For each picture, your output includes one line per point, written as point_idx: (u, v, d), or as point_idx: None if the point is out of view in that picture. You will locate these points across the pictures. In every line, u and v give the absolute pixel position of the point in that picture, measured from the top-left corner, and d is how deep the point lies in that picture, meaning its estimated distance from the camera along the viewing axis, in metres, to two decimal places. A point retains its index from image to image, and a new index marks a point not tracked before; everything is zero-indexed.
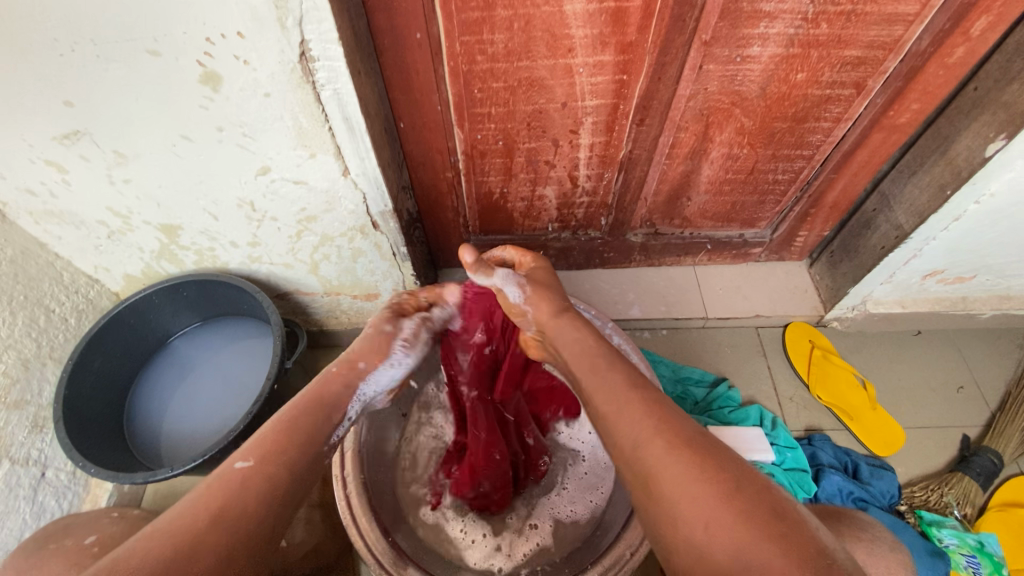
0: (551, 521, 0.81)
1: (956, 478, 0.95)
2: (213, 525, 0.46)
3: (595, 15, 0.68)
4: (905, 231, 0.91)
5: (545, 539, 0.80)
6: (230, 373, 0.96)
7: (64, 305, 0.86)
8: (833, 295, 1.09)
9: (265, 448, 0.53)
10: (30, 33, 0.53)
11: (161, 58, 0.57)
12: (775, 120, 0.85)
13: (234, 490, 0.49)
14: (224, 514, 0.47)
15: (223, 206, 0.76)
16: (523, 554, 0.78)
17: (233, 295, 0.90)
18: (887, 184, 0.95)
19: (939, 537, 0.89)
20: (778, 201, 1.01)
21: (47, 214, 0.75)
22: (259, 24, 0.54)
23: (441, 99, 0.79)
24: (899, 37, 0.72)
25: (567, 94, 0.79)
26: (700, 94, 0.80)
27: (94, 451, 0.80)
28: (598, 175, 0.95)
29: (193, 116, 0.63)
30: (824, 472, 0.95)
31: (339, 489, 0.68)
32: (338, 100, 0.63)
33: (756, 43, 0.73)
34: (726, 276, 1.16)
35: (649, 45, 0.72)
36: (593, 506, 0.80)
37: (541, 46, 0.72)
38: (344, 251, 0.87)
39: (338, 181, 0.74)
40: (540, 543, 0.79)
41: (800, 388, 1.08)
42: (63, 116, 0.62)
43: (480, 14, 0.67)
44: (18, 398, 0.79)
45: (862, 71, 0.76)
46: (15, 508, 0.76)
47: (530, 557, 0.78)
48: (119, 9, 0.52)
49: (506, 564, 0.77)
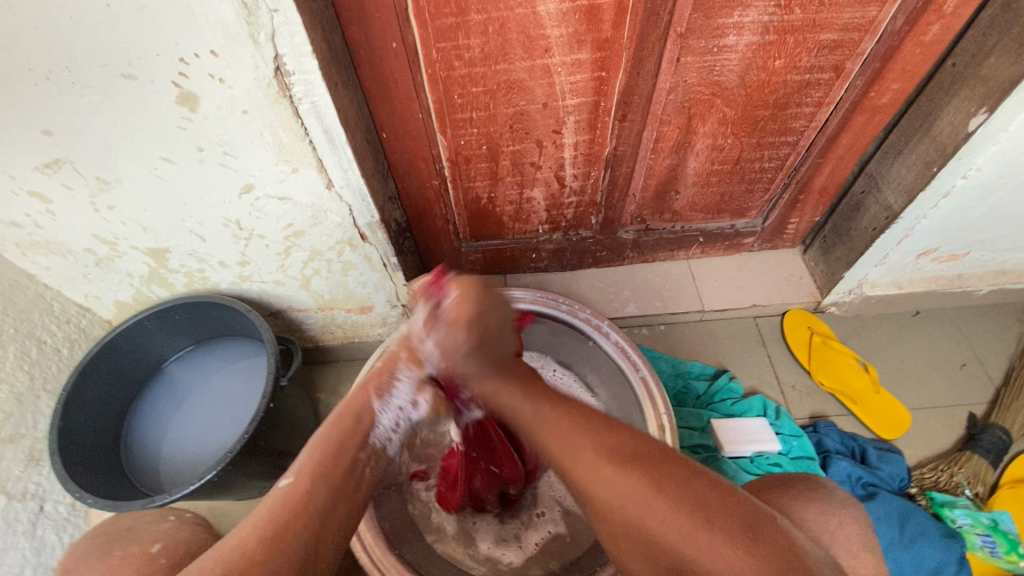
0: (559, 510, 0.85)
1: (966, 457, 0.95)
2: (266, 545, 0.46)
3: (569, 13, 0.68)
4: (895, 212, 0.90)
5: (555, 527, 0.83)
6: (226, 394, 0.95)
7: (56, 335, 0.86)
8: (829, 280, 1.09)
9: (308, 466, 0.52)
10: (3, 64, 0.53)
11: (136, 82, 0.57)
12: (757, 108, 0.85)
13: (281, 509, 0.48)
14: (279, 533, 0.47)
15: (209, 226, 0.76)
16: (535, 544, 0.82)
17: (225, 315, 0.90)
18: (874, 165, 0.95)
19: (952, 518, 0.88)
20: (767, 188, 1.01)
21: (34, 245, 0.75)
22: (231, 41, 0.54)
23: (422, 107, 0.79)
24: (874, 17, 0.72)
25: (548, 94, 0.79)
26: (680, 86, 0.80)
27: (91, 480, 0.79)
28: (584, 174, 0.95)
29: (172, 138, 0.63)
30: (832, 459, 0.94)
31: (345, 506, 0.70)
32: (316, 113, 0.63)
33: (731, 32, 0.73)
34: (721, 267, 1.16)
35: (625, 40, 0.72)
36: None
37: (518, 48, 0.72)
38: (335, 264, 0.87)
39: (323, 195, 0.74)
40: (551, 533, 0.82)
41: (802, 376, 1.07)
42: (42, 145, 0.62)
43: (454, 19, 0.68)
44: (12, 432, 0.78)
45: (839, 54, 0.77)
46: (13, 545, 0.75)
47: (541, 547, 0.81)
48: (89, 34, 0.52)
49: (519, 556, 0.81)
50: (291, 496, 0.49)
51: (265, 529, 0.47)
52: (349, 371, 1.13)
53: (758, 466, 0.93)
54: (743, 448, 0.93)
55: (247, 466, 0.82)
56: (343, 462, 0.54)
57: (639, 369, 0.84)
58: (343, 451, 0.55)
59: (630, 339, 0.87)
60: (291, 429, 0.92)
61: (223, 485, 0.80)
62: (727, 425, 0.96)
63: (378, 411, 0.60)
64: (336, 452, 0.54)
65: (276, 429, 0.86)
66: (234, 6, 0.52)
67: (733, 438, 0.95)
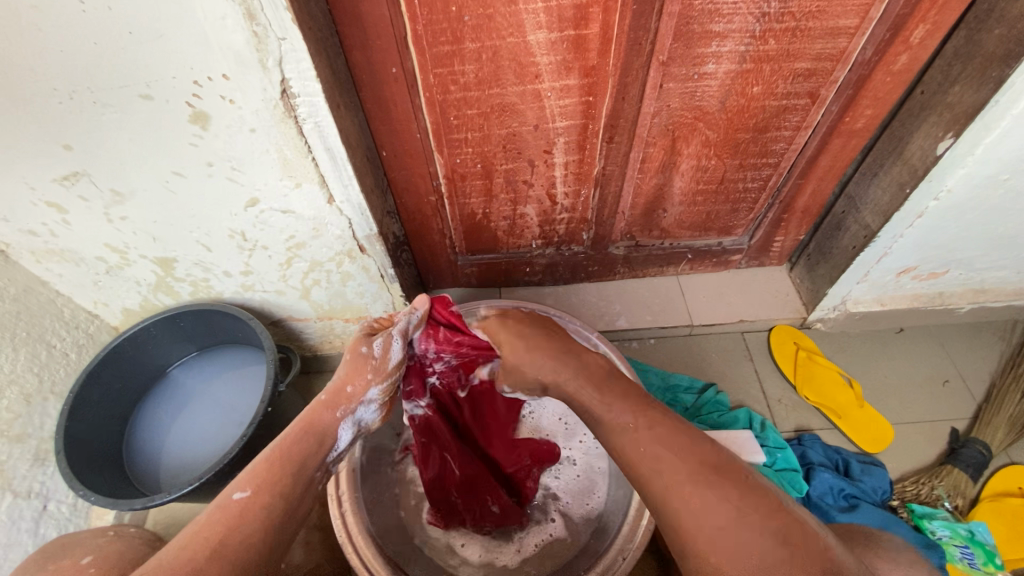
0: (557, 514, 0.86)
1: (946, 471, 0.96)
2: (212, 558, 0.50)
3: (557, 43, 0.73)
4: (873, 231, 0.94)
5: (556, 529, 0.84)
6: (228, 401, 0.98)
7: (65, 340, 0.89)
8: (813, 297, 1.12)
9: (262, 481, 0.56)
10: (33, 84, 0.58)
11: (153, 102, 0.61)
12: (738, 131, 0.89)
13: (231, 519, 0.53)
14: (221, 546, 0.51)
15: (215, 237, 0.80)
16: (534, 545, 0.84)
17: (228, 323, 0.93)
18: (853, 187, 0.99)
19: (932, 529, 0.90)
20: (751, 208, 1.05)
21: (49, 252, 0.79)
22: (242, 66, 0.59)
23: (420, 127, 0.84)
24: (844, 48, 0.76)
25: (539, 117, 0.84)
26: (663, 110, 0.85)
27: (94, 479, 0.82)
28: (574, 192, 0.99)
29: (184, 153, 0.68)
30: (815, 470, 0.96)
31: (334, 507, 0.71)
32: (320, 133, 0.68)
33: (711, 61, 0.78)
34: (709, 283, 1.19)
35: (610, 68, 0.77)
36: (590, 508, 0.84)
37: (510, 74, 0.77)
38: (334, 275, 0.90)
39: (324, 208, 0.78)
40: (552, 535, 0.84)
41: (788, 389, 1.10)
42: (63, 158, 0.66)
43: (450, 47, 0.72)
44: (20, 432, 0.81)
45: (814, 81, 0.81)
46: (16, 541, 0.77)
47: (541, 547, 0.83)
48: (112, 59, 0.57)
49: (517, 557, 0.82)
50: (237, 513, 0.53)
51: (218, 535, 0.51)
52: None
53: None
54: None
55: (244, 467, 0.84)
56: (297, 476, 0.59)
57: None
58: (302, 467, 0.60)
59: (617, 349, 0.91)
60: None
61: (220, 487, 0.83)
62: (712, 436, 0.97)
63: (342, 424, 0.66)
64: (293, 468, 0.59)
65: (273, 434, 0.88)
66: (246, 35, 0.56)
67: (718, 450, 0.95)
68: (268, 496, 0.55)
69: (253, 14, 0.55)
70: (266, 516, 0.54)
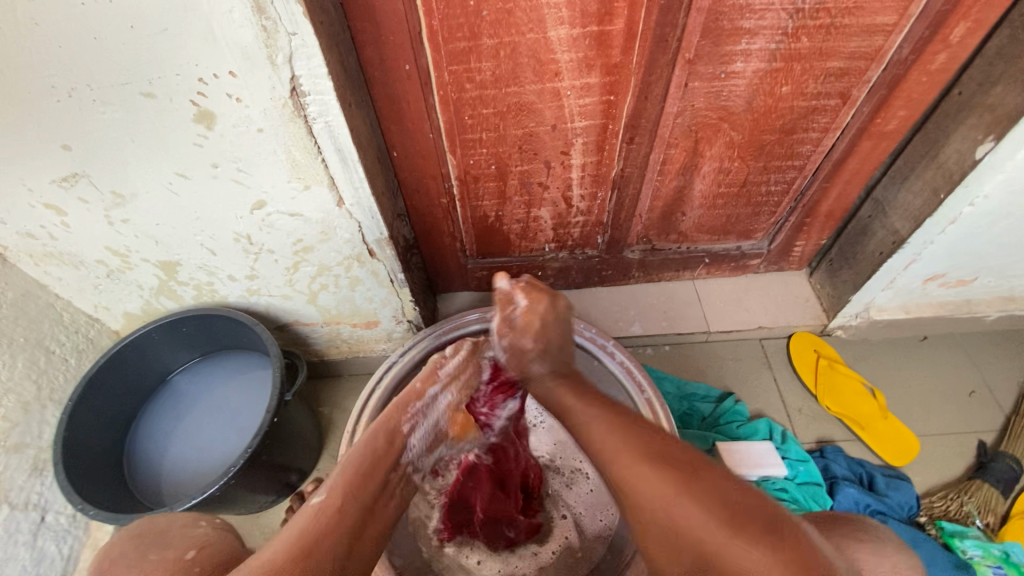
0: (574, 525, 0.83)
1: (975, 486, 0.93)
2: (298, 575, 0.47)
3: (579, 39, 0.70)
4: (902, 237, 0.91)
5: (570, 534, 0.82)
6: (232, 409, 0.95)
7: (65, 345, 0.86)
8: (835, 303, 1.09)
9: (341, 486, 0.57)
10: (28, 82, 0.55)
11: (155, 100, 0.58)
12: (764, 132, 0.85)
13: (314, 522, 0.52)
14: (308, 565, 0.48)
15: (220, 240, 0.77)
16: (551, 550, 0.82)
17: (233, 328, 0.90)
18: (880, 191, 0.95)
19: (963, 549, 0.86)
20: (773, 212, 1.01)
21: (47, 255, 0.76)
22: (250, 63, 0.55)
23: (433, 127, 0.80)
24: (880, 47, 0.73)
25: (557, 117, 0.80)
26: (687, 110, 0.81)
27: (93, 491, 0.79)
28: (591, 194, 0.96)
29: (189, 155, 0.64)
30: (840, 485, 0.93)
31: None
32: (330, 133, 0.65)
33: (739, 59, 0.74)
34: (727, 289, 1.16)
35: (634, 66, 0.73)
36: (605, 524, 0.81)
37: (528, 72, 0.74)
38: (342, 280, 0.87)
39: (333, 211, 0.75)
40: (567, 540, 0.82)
41: (808, 399, 1.06)
42: (61, 159, 0.63)
43: (467, 44, 0.69)
44: (17, 442, 0.78)
45: (846, 81, 0.77)
46: (12, 556, 0.74)
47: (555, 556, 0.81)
48: (112, 54, 0.54)
49: (536, 562, 0.81)
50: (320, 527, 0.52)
51: (299, 541, 0.50)
52: (352, 386, 1.13)
53: (764, 492, 0.92)
54: (749, 472, 0.93)
55: (250, 479, 0.81)
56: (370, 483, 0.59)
57: (644, 391, 0.84)
58: (375, 470, 0.60)
59: (634, 359, 0.87)
60: (295, 442, 0.92)
61: (224, 499, 0.80)
62: (733, 447, 0.95)
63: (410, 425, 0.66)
64: (367, 475, 0.60)
65: (279, 444, 0.85)
66: (254, 30, 0.53)
67: (739, 462, 0.94)
68: (347, 499, 0.55)
69: (262, 7, 0.52)
70: (342, 518, 0.54)
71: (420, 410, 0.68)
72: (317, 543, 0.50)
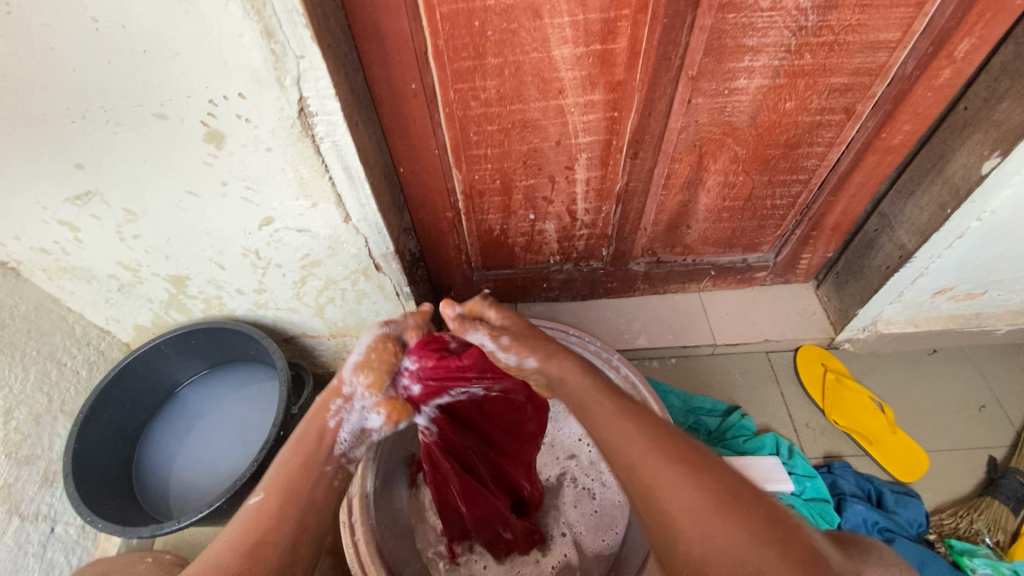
0: (574, 545, 0.82)
1: (986, 503, 0.92)
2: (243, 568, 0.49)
3: (583, 58, 0.70)
4: (909, 251, 0.90)
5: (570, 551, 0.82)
6: (239, 421, 0.96)
7: (76, 358, 0.88)
8: (842, 316, 1.08)
9: (278, 483, 0.57)
10: (44, 104, 0.57)
11: (167, 121, 0.59)
12: (769, 147, 0.86)
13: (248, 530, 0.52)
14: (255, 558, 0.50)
15: (229, 255, 0.78)
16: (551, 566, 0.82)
17: (241, 341, 0.91)
18: (887, 204, 0.95)
19: (973, 567, 0.85)
20: (778, 224, 1.01)
21: (60, 270, 0.78)
22: (259, 85, 0.57)
23: (438, 143, 0.81)
24: (884, 63, 0.73)
25: (561, 132, 0.81)
26: (691, 126, 0.82)
27: (102, 503, 0.80)
28: (596, 208, 0.96)
29: (199, 173, 0.66)
30: (847, 501, 0.92)
31: (347, 536, 0.67)
32: (337, 151, 0.66)
33: (742, 76, 0.74)
34: (733, 301, 1.16)
35: (637, 83, 0.74)
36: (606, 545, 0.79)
37: (533, 89, 0.74)
38: (348, 293, 0.88)
39: (340, 227, 0.75)
40: (566, 556, 0.82)
41: (816, 413, 1.05)
42: (75, 177, 0.65)
43: (472, 63, 0.70)
44: (28, 453, 0.80)
45: (850, 96, 0.78)
46: (22, 567, 0.75)
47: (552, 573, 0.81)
48: (125, 77, 0.55)
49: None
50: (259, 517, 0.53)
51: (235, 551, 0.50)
52: None
53: None
54: (754, 488, 0.90)
55: None
56: (306, 484, 0.58)
57: (649, 406, 0.83)
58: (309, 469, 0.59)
59: (639, 373, 0.87)
60: None
61: (231, 512, 0.81)
62: (739, 462, 0.94)
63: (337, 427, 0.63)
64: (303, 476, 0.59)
65: None
66: (263, 53, 0.54)
67: (744, 477, 0.91)
68: (282, 504, 0.55)
69: (271, 31, 0.53)
70: (277, 523, 0.53)
71: (343, 405, 0.64)
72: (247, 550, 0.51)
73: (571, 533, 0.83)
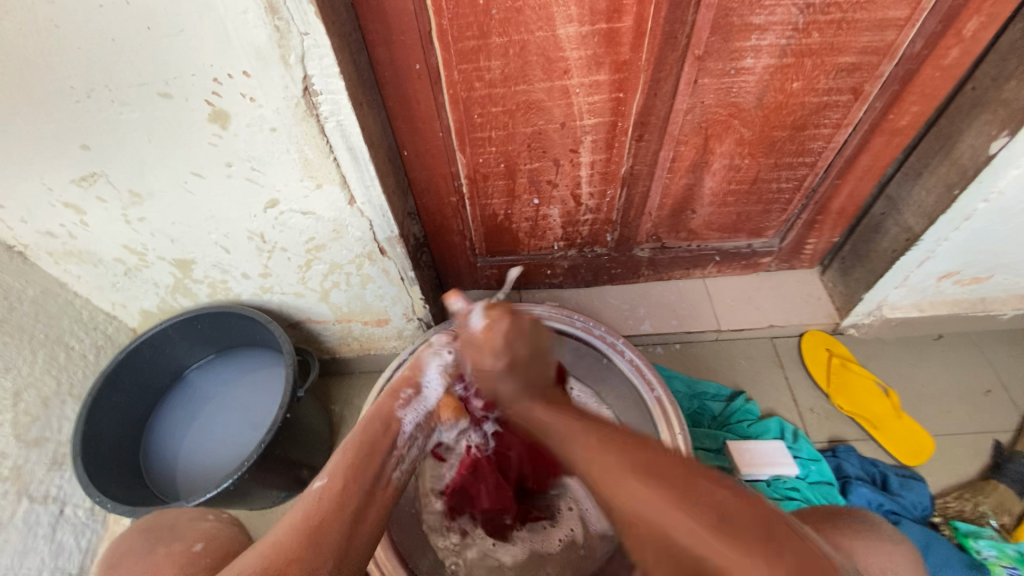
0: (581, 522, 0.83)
1: (990, 487, 0.92)
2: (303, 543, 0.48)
3: (588, 37, 0.70)
4: (916, 234, 0.90)
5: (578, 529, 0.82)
6: (246, 405, 0.96)
7: (83, 342, 0.88)
8: (847, 301, 1.08)
9: (339, 465, 0.56)
10: (49, 83, 0.56)
11: (172, 100, 0.59)
12: (775, 129, 0.85)
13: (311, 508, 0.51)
14: (317, 533, 0.49)
15: (234, 238, 0.78)
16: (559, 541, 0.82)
17: (247, 326, 0.91)
18: (893, 187, 0.94)
19: (977, 549, 0.85)
20: (784, 209, 1.01)
21: (67, 254, 0.78)
22: (263, 63, 0.56)
23: (443, 126, 0.81)
24: (892, 41, 0.72)
25: (566, 114, 0.81)
26: (697, 107, 0.81)
27: (110, 484, 0.80)
28: (600, 192, 0.96)
29: (204, 154, 0.66)
30: (852, 484, 0.92)
31: None
32: (342, 132, 0.65)
33: (749, 55, 0.74)
34: (737, 287, 1.15)
35: (643, 63, 0.73)
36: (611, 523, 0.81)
37: (537, 70, 0.74)
38: (353, 278, 0.88)
39: (345, 210, 0.75)
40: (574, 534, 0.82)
41: (820, 398, 1.05)
42: (80, 159, 0.65)
43: (476, 42, 0.70)
44: (37, 436, 0.80)
45: (857, 76, 0.77)
46: (32, 548, 0.76)
47: (562, 551, 0.81)
48: (130, 56, 0.55)
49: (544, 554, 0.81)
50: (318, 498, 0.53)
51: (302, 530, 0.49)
52: (363, 383, 1.14)
53: (775, 491, 0.91)
54: (761, 470, 0.92)
55: (263, 474, 0.83)
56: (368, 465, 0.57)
57: (654, 389, 0.83)
58: (374, 450, 0.59)
59: (645, 357, 0.87)
60: (306, 438, 0.93)
61: (238, 494, 0.81)
62: (744, 447, 0.95)
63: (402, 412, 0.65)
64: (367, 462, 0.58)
65: (291, 440, 0.87)
66: (267, 29, 0.54)
67: (750, 461, 0.93)
68: (346, 483, 0.54)
69: (275, 7, 0.53)
70: (340, 504, 0.52)
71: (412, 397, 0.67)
72: (313, 530, 0.49)
73: (578, 509, 0.84)
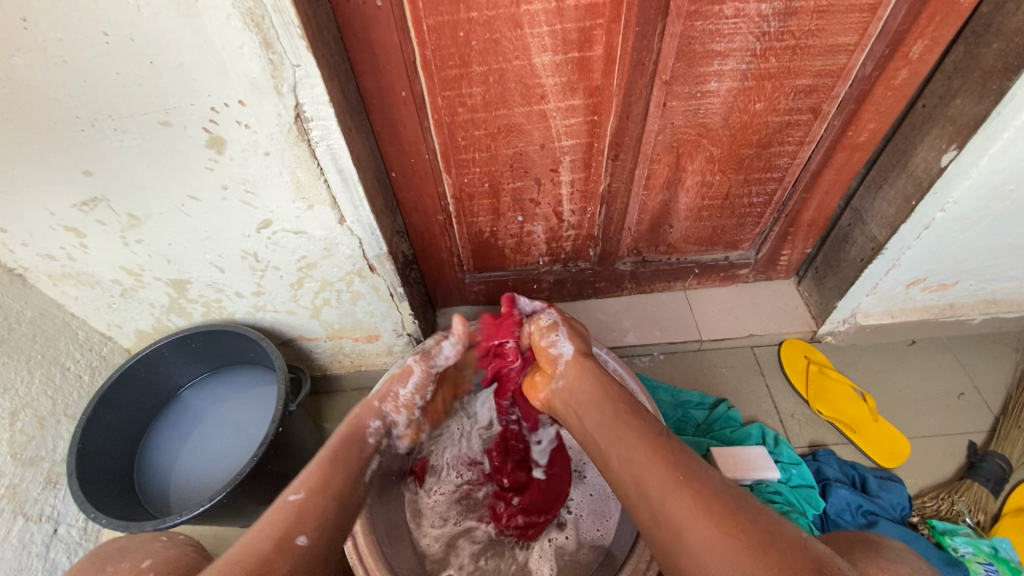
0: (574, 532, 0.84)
1: (966, 485, 0.94)
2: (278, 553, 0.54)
3: (562, 65, 0.75)
4: (880, 243, 0.94)
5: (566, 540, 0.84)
6: (239, 422, 0.98)
7: (79, 362, 0.90)
8: (823, 309, 1.12)
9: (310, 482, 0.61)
10: (55, 113, 0.60)
11: (171, 128, 0.63)
12: (742, 146, 0.90)
13: (283, 518, 0.57)
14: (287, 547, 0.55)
15: (228, 258, 0.81)
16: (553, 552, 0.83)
17: (240, 343, 0.94)
18: (858, 200, 1.00)
19: (954, 546, 0.88)
20: (757, 222, 1.06)
21: (66, 276, 0.81)
22: (258, 92, 0.61)
23: (428, 148, 0.85)
24: (844, 65, 0.78)
25: (545, 136, 0.85)
26: (668, 128, 0.86)
27: (105, 501, 0.82)
28: (581, 209, 1.00)
29: (200, 177, 0.69)
30: (831, 486, 0.95)
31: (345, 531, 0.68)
32: (332, 155, 0.69)
33: (713, 79, 0.79)
34: (717, 298, 1.19)
35: (614, 88, 0.79)
36: (600, 535, 0.82)
37: (516, 96, 0.79)
38: (344, 294, 0.91)
39: (335, 228, 0.79)
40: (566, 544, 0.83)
41: (800, 405, 1.09)
42: (83, 184, 0.68)
43: (458, 71, 0.74)
44: (33, 455, 0.81)
45: (815, 97, 0.82)
46: (27, 566, 0.77)
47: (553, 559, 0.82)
48: (134, 90, 0.59)
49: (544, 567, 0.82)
50: (293, 513, 0.58)
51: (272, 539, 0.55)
52: (354, 400, 1.16)
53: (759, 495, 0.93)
54: (745, 474, 0.92)
55: (257, 488, 0.84)
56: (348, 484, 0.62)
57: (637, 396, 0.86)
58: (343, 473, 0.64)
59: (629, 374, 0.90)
60: (299, 453, 0.94)
61: (230, 509, 0.83)
62: (726, 452, 0.95)
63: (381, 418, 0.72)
64: (341, 477, 0.63)
65: (283, 455, 0.88)
66: (262, 63, 0.58)
67: (733, 466, 0.93)
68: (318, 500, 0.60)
69: (269, 42, 0.57)
70: (319, 515, 0.59)
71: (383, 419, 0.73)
72: (289, 544, 0.55)
73: (571, 518, 0.86)
